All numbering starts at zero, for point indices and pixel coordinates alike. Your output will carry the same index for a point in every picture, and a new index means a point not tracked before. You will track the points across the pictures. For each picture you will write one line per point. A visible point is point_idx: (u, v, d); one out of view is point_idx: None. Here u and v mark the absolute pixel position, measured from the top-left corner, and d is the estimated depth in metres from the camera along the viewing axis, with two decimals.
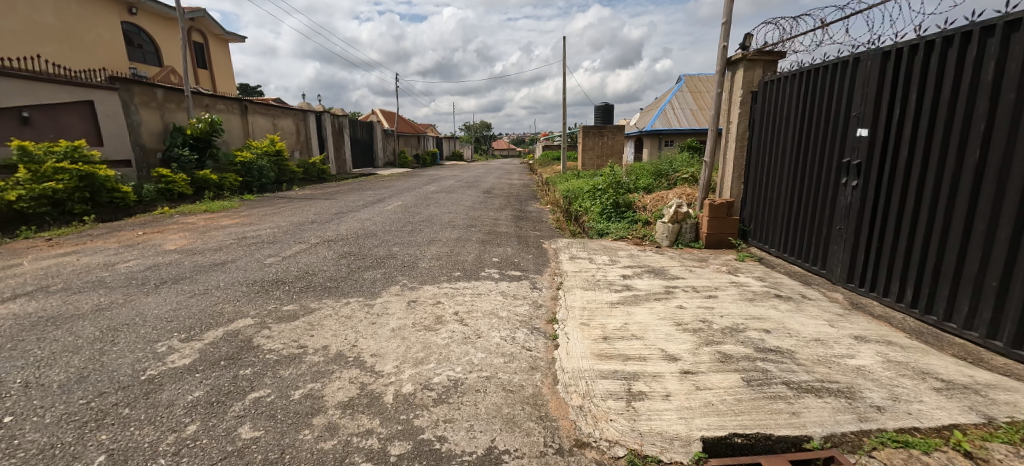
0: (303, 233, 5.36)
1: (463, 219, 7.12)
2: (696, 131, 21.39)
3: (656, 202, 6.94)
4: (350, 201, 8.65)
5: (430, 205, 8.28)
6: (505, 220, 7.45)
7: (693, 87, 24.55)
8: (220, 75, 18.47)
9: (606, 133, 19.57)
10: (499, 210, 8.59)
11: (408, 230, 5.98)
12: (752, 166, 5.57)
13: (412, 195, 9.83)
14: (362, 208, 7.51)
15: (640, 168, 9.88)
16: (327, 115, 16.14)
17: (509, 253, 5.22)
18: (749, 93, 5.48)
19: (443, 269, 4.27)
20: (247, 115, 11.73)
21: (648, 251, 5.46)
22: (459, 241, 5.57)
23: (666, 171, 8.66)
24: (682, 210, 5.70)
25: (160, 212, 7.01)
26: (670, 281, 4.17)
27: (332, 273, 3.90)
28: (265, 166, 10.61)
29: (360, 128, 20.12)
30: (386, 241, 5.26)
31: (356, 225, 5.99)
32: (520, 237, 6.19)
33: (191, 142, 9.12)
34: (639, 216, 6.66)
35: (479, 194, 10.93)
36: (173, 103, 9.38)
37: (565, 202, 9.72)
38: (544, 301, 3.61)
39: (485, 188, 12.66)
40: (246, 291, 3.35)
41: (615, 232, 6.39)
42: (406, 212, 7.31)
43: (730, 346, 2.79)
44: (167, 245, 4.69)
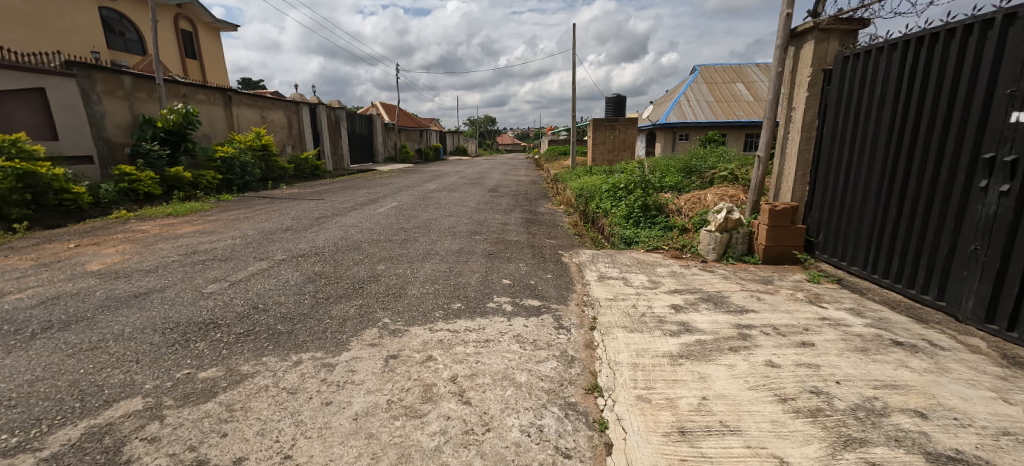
0: (270, 245, 4.39)
1: (466, 224, 6.11)
2: (713, 125, 20.18)
3: (692, 204, 5.88)
4: (338, 201, 7.66)
5: (428, 207, 7.29)
6: (514, 225, 6.42)
7: (708, 79, 23.30)
8: (210, 65, 17.50)
9: (618, 126, 18.43)
10: (507, 211, 7.56)
11: (399, 239, 4.98)
12: (822, 161, 4.50)
13: (408, 194, 8.82)
14: (350, 211, 6.52)
15: (666, 164, 8.75)
16: (322, 107, 15.13)
17: (522, 270, 4.21)
18: (821, 72, 4.43)
19: (439, 298, 3.27)
20: (232, 107, 10.77)
21: (694, 268, 4.43)
22: (460, 254, 4.56)
23: (698, 167, 7.56)
24: (733, 217, 4.64)
25: (117, 217, 6.05)
26: (739, 316, 3.15)
27: (288, 309, 2.90)
28: (248, 161, 9.61)
29: (359, 121, 19.09)
30: (370, 255, 4.27)
31: (339, 234, 5.01)
32: (534, 246, 5.18)
33: (162, 135, 8.15)
34: (674, 222, 5.61)
35: (483, 193, 9.88)
36: (143, 92, 8.44)
37: (579, 202, 8.67)
38: (577, 352, 2.60)
39: (490, 185, 11.63)
40: (155, 345, 2.36)
41: (647, 241, 5.35)
42: (400, 216, 6.31)
43: (882, 450, 1.78)
44: (93, 263, 3.73)
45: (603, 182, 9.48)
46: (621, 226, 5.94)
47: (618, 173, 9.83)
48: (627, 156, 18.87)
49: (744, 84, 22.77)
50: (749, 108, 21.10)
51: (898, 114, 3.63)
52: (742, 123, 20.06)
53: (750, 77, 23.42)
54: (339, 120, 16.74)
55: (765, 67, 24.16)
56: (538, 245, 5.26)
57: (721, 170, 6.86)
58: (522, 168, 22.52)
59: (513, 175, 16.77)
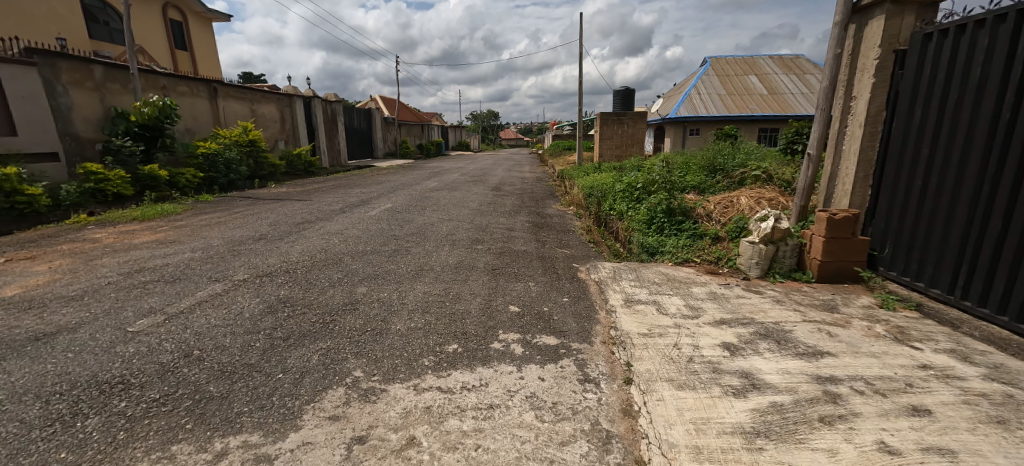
0: (234, 260, 3.72)
1: (466, 230, 5.41)
2: (726, 119, 19.33)
3: (724, 208, 5.15)
4: (326, 202, 6.96)
5: (425, 208, 6.61)
6: (520, 230, 5.72)
7: (719, 71, 22.41)
8: (202, 56, 16.82)
9: (626, 120, 17.62)
10: (512, 214, 6.87)
11: (388, 250, 4.29)
12: (890, 161, 3.77)
13: (404, 194, 8.13)
14: (337, 215, 5.83)
15: (686, 161, 7.97)
16: (318, 100, 14.40)
17: (533, 290, 3.52)
18: (895, 53, 3.70)
19: (431, 335, 2.59)
20: (218, 99, 10.07)
21: (737, 288, 3.73)
22: (459, 269, 3.88)
23: (726, 165, 6.78)
24: (782, 226, 3.91)
25: (74, 222, 5.37)
26: (815, 363, 2.45)
27: (231, 357, 2.22)
28: (233, 157, 8.90)
29: (356, 115, 18.33)
30: (351, 272, 3.59)
31: (319, 244, 4.33)
32: (545, 258, 4.49)
33: (136, 130, 7.47)
34: (704, 229, 4.89)
35: (485, 192, 9.16)
36: (116, 83, 7.79)
37: (591, 202, 7.94)
38: (613, 424, 1.92)
39: (493, 183, 10.89)
40: (25, 425, 1.68)
41: (675, 252, 4.62)
42: (393, 220, 5.63)
43: None
44: (11, 287, 3.07)
45: (617, 180, 8.71)
46: (644, 234, 5.21)
47: (632, 171, 9.07)
48: (636, 152, 18.09)
49: (757, 76, 21.86)
50: (764, 101, 20.16)
51: (1006, 105, 2.92)
52: (756, 117, 19.20)
53: (763, 69, 22.49)
54: (336, 114, 16.02)
55: (779, 59, 23.20)
56: (550, 256, 4.57)
57: (753, 168, 6.09)
58: (526, 164, 21.76)
59: (517, 172, 16.05)
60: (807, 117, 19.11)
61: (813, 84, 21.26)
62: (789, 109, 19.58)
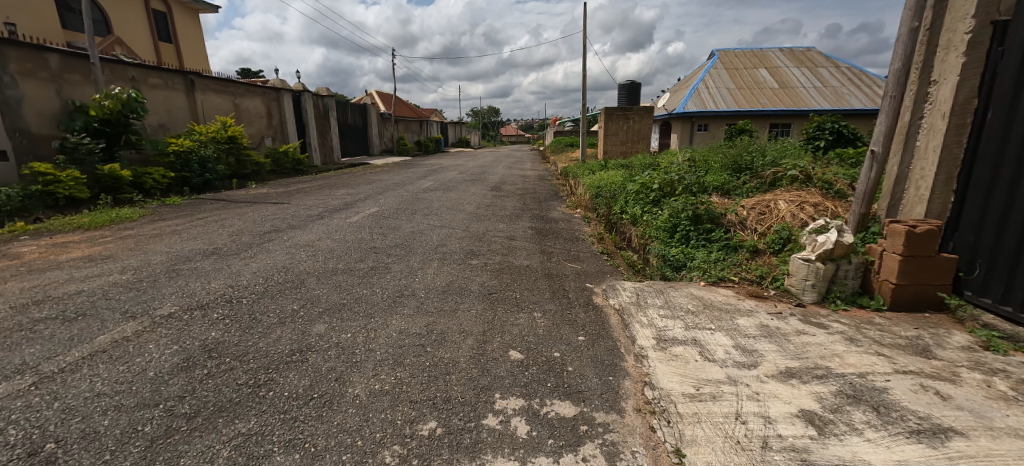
0: (169, 284, 3.00)
1: (460, 240, 4.69)
2: (736, 114, 18.50)
3: (760, 215, 4.42)
4: (304, 205, 6.22)
5: (416, 213, 5.89)
6: (523, 239, 4.99)
7: (728, 64, 21.56)
8: (188, 48, 16.08)
9: (632, 115, 16.84)
10: (513, 218, 6.14)
11: (364, 268, 3.57)
12: (982, 161, 3.02)
13: (395, 196, 7.40)
14: (314, 221, 5.11)
15: (706, 158, 7.20)
16: (308, 93, 13.65)
17: (539, 323, 2.79)
18: (991, 26, 2.96)
19: (401, 405, 1.87)
20: (195, 92, 9.33)
21: (793, 320, 3.00)
22: (448, 293, 3.15)
23: (753, 163, 6.03)
24: (845, 241, 3.18)
25: (9, 231, 4.66)
26: (944, 451, 1.73)
27: (100, 457, 1.51)
28: (209, 155, 8.18)
29: (351, 110, 17.57)
30: (311, 301, 2.87)
31: (282, 260, 3.62)
32: (552, 276, 3.76)
33: (97, 126, 6.74)
34: (739, 240, 4.16)
35: (484, 193, 8.42)
36: (76, 74, 7.04)
37: (600, 204, 7.21)
38: None
39: (493, 182, 10.14)
40: None
41: (707, 269, 3.89)
42: (377, 228, 4.91)
43: None
44: None
45: (628, 179, 7.96)
46: (667, 245, 4.48)
47: (644, 169, 8.31)
48: (642, 148, 17.31)
49: (767, 70, 21.00)
50: (775, 95, 19.32)
51: None
52: (767, 112, 18.38)
53: (774, 62, 21.63)
54: (328, 109, 15.27)
55: (789, 51, 22.34)
56: (559, 273, 3.83)
57: (788, 166, 5.34)
58: (527, 161, 21.01)
59: (518, 169, 15.30)
60: (821, 112, 18.28)
61: (826, 77, 20.39)
62: (802, 103, 18.73)
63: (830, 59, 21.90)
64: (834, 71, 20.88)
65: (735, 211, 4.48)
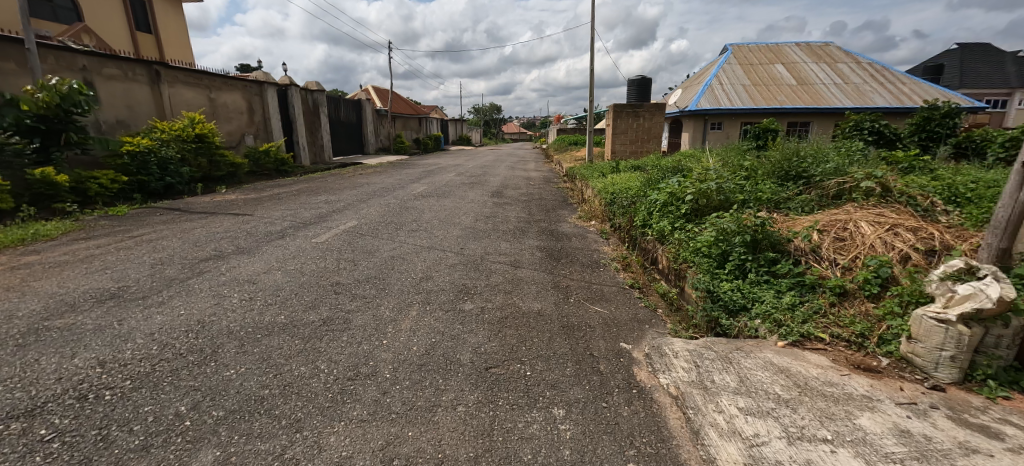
0: (8, 364, 2.00)
1: (451, 269, 3.69)
2: (752, 112, 17.45)
3: (838, 244, 3.41)
4: (270, 217, 5.25)
5: (401, 229, 4.90)
6: (531, 265, 3.99)
7: (741, 60, 20.49)
8: (170, 40, 15.13)
9: (642, 113, 15.84)
10: (518, 233, 5.14)
11: (314, 321, 2.58)
12: None
13: (380, 204, 6.40)
14: (270, 241, 4.11)
15: (744, 162, 6.15)
16: (295, 87, 12.63)
17: (563, 432, 1.80)
18: None
19: None
20: (161, 85, 8.35)
21: (940, 420, 2.01)
22: (426, 370, 2.15)
23: (807, 170, 4.99)
24: (1005, 297, 2.18)
25: None
26: None
27: None
28: (171, 156, 7.19)
29: (344, 106, 16.55)
30: (213, 393, 1.87)
31: (201, 310, 2.62)
32: (572, 328, 2.76)
33: (31, 122, 5.64)
34: (818, 278, 3.15)
35: (483, 199, 7.42)
36: (8, 62, 6.07)
37: (619, 216, 6.21)
38: None
39: (494, 186, 9.15)
40: None
41: (782, 320, 2.88)
42: (348, 252, 3.91)
43: None
44: None
45: (649, 185, 6.95)
46: (719, 279, 3.47)
47: (668, 175, 7.27)
48: (653, 147, 16.27)
49: (784, 66, 19.94)
50: (793, 92, 18.25)
51: None
52: (785, 110, 17.33)
53: (790, 57, 20.55)
54: (319, 104, 14.25)
55: (806, 47, 21.29)
56: (581, 324, 2.83)
57: (858, 175, 4.30)
58: (530, 161, 19.99)
59: (521, 171, 14.20)
60: (842, 110, 17.22)
61: (847, 74, 19.31)
62: (822, 101, 17.67)
63: (849, 55, 20.81)
64: (854, 68, 19.79)
65: (806, 236, 3.47)
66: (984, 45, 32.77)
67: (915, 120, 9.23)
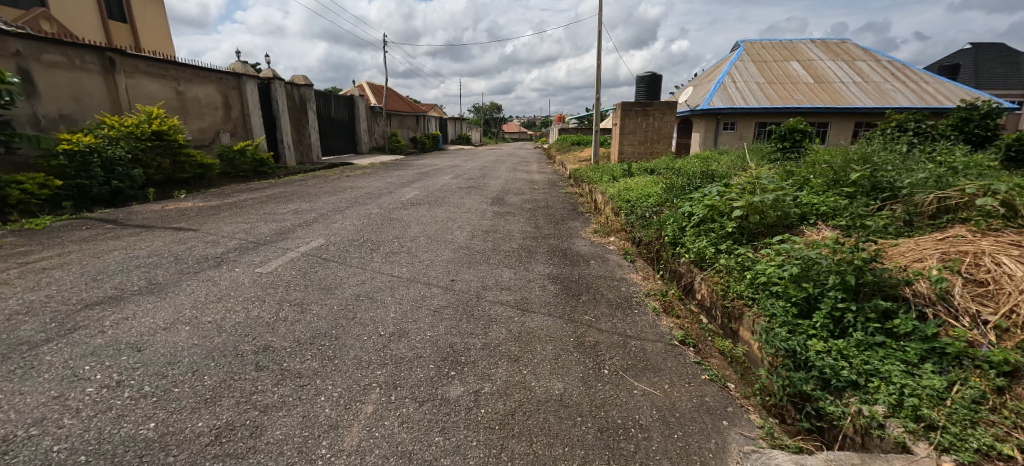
0: None
1: (435, 315, 2.69)
2: (768, 111, 16.47)
3: (979, 291, 2.43)
4: (217, 233, 4.25)
5: (377, 251, 3.89)
6: (543, 306, 2.99)
7: (754, 57, 19.49)
8: (147, 30, 14.13)
9: (652, 112, 14.87)
10: (523, 256, 4.14)
11: (200, 436, 1.58)
12: None
13: (359, 213, 5.40)
14: (197, 272, 3.11)
15: (793, 168, 5.16)
16: (279, 81, 11.62)
17: None
18: None
19: None
20: (117, 75, 7.36)
21: None
22: None
23: (887, 181, 3.99)
24: None
25: None
26: None
27: None
28: (120, 156, 6.20)
29: (335, 102, 15.53)
30: None
31: (20, 414, 1.63)
32: (615, 436, 1.76)
33: None
34: (966, 345, 2.17)
35: (482, 208, 6.42)
36: None
37: (643, 231, 5.23)
38: None
39: (494, 192, 8.15)
40: None
41: (929, 416, 1.90)
42: (298, 289, 2.91)
43: None
44: None
45: (676, 195, 5.97)
46: (810, 338, 2.49)
47: (697, 181, 6.28)
48: (663, 148, 15.29)
49: (799, 63, 18.94)
50: (811, 91, 17.24)
51: None
52: (803, 109, 16.33)
53: (806, 55, 19.56)
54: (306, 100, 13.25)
55: (822, 45, 20.28)
56: (626, 425, 1.84)
57: (970, 188, 3.30)
58: (532, 162, 18.98)
59: (523, 173, 13.21)
60: (864, 110, 16.24)
61: (866, 72, 18.33)
62: (842, 100, 16.66)
63: (867, 52, 19.84)
64: (874, 66, 18.78)
65: (931, 279, 2.49)
66: (999, 44, 31.83)
67: (949, 122, 8.16)
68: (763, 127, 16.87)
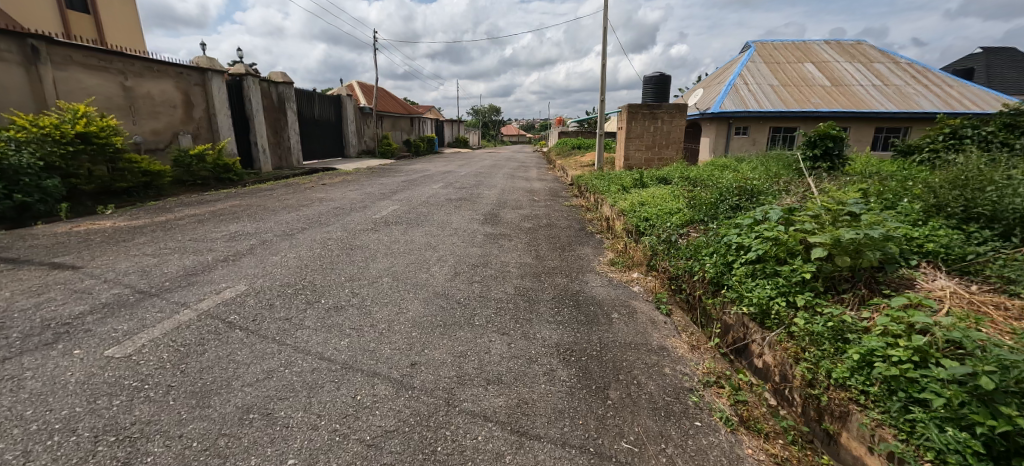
0: None
1: (366, 464, 1.53)
2: (783, 115, 15.41)
3: None
4: (102, 273, 3.11)
5: (313, 306, 2.74)
6: (552, 423, 1.85)
7: (766, 57, 18.43)
8: (112, 22, 12.99)
9: (660, 114, 13.80)
10: (521, 308, 2.99)
11: None
12: None
13: (313, 239, 4.26)
14: (7, 360, 1.98)
15: (866, 186, 4.03)
16: (252, 78, 10.51)
17: None
18: None
19: None
20: (41, 66, 6.23)
21: None
22: None
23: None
24: None
25: None
26: None
27: None
28: (28, 164, 5.06)
29: (319, 101, 14.40)
30: None
31: None
32: None
33: None
34: None
35: (471, 228, 5.27)
36: None
37: (675, 264, 4.12)
38: None
39: (488, 205, 7.03)
40: None
41: None
42: (148, 401, 1.77)
43: None
44: None
45: (711, 217, 4.88)
46: None
47: (733, 199, 5.15)
48: (672, 154, 14.21)
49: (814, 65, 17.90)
50: (828, 94, 16.19)
51: None
52: (821, 114, 15.26)
53: (820, 56, 18.52)
54: (286, 99, 12.11)
55: (836, 45, 19.26)
56: None
57: None
58: (532, 167, 17.87)
59: (522, 180, 12.09)
60: (886, 115, 15.18)
61: (885, 74, 17.28)
62: (862, 104, 15.60)
63: (884, 53, 18.78)
64: (893, 68, 17.75)
65: None
66: (1011, 48, 30.95)
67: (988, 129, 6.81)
68: (777, 133, 15.85)
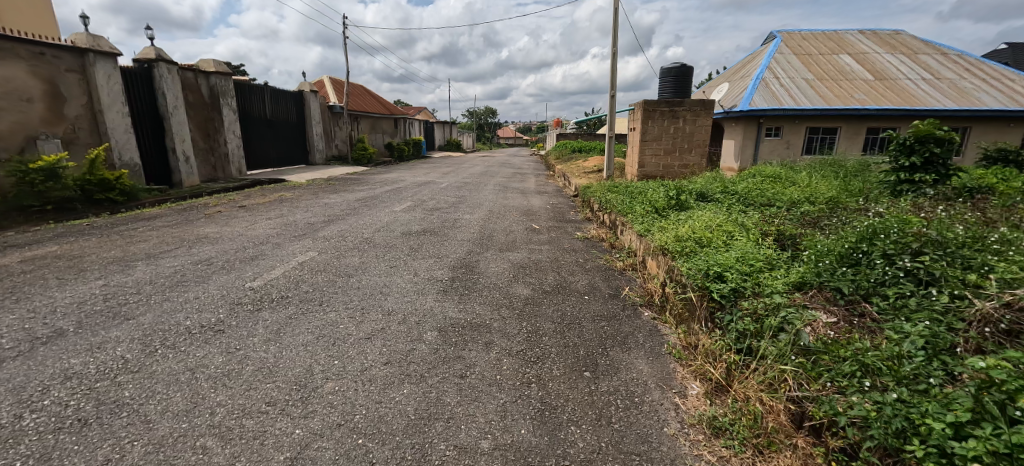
0: None
1: None
2: (824, 114, 13.06)
3: None
4: None
5: None
6: None
7: (795, 49, 16.10)
8: None
9: (682, 113, 11.48)
10: None
11: None
12: None
13: (24, 381, 1.86)
14: None
15: None
16: (166, 65, 8.07)
17: None
18: None
19: None
20: None
21: None
22: None
23: None
24: None
25: None
26: None
27: None
28: None
29: (271, 98, 11.93)
30: None
31: None
32: None
33: None
34: None
35: (420, 308, 2.88)
36: None
37: (859, 424, 1.68)
38: None
39: (459, 244, 4.61)
40: None
41: None
42: None
43: None
44: None
45: (886, 306, 2.53)
46: None
47: (908, 257, 2.73)
48: (696, 160, 11.85)
49: (851, 57, 15.59)
50: (873, 89, 13.89)
51: None
52: (868, 112, 12.95)
53: (856, 47, 16.19)
54: (223, 94, 9.66)
55: (874, 35, 16.95)
56: None
57: None
58: (529, 175, 15.48)
59: (517, 194, 9.71)
60: (944, 113, 12.90)
61: (935, 67, 15.00)
62: (914, 101, 13.30)
63: (929, 44, 16.46)
64: (942, 60, 15.45)
65: None
66: None
67: None
68: (814, 134, 13.54)
